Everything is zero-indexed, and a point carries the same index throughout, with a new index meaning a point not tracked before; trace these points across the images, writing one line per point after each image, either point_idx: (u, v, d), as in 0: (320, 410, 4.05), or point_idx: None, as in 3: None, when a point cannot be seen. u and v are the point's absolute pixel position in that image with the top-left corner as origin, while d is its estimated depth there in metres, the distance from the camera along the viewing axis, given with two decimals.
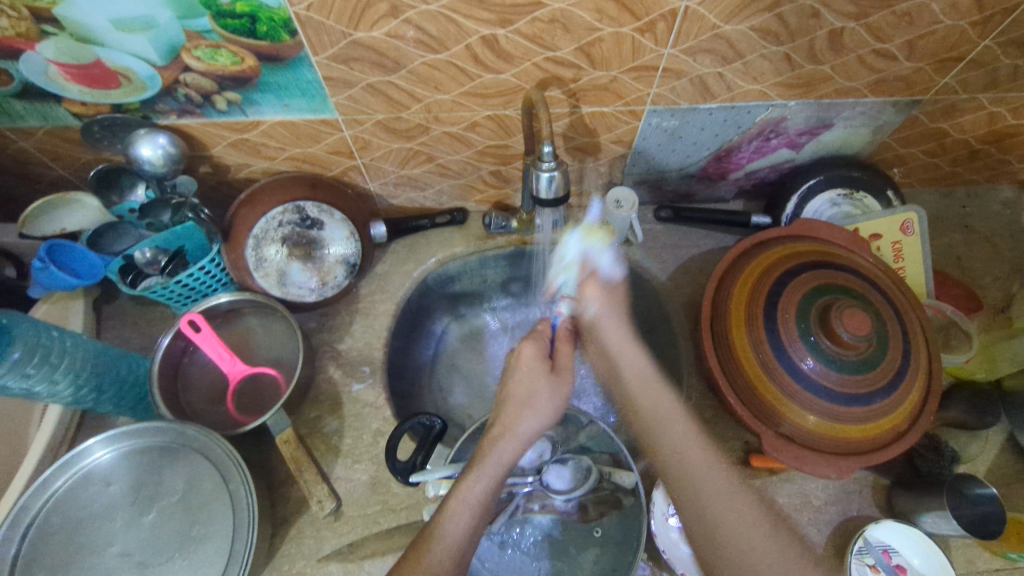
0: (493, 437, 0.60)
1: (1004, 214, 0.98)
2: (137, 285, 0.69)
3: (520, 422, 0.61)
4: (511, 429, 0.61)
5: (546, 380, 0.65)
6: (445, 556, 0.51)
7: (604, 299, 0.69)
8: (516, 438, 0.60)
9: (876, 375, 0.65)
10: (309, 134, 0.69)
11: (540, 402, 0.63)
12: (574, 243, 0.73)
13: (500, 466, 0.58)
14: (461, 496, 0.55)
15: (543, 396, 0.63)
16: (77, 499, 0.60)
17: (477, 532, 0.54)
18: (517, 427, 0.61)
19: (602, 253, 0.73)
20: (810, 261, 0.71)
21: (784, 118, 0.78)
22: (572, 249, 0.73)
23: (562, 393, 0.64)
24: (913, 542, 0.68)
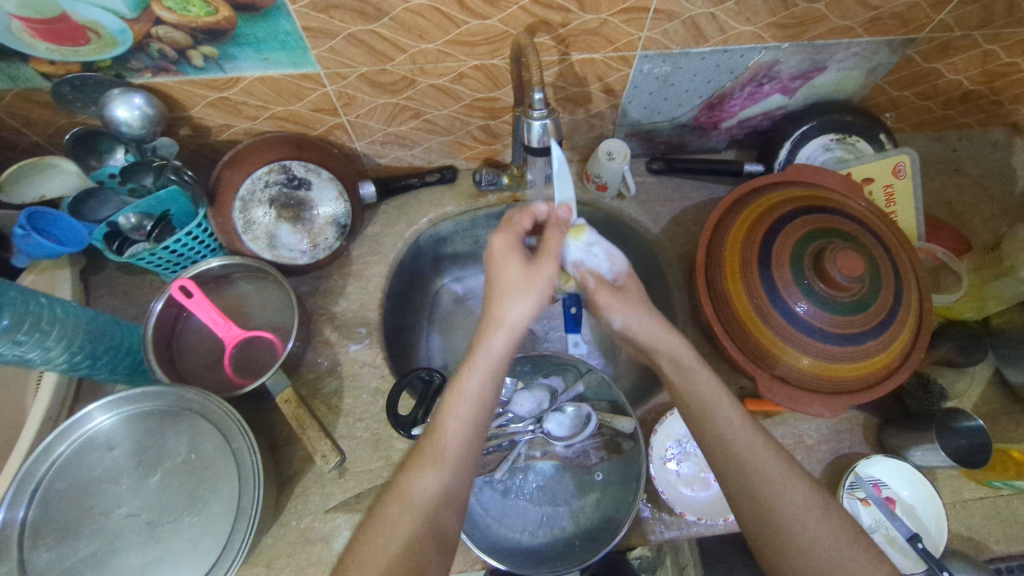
0: (484, 328, 0.60)
1: (995, 156, 0.98)
2: (123, 251, 0.67)
3: (510, 310, 0.60)
4: (501, 317, 0.60)
5: (525, 267, 0.61)
6: (440, 458, 0.54)
7: (621, 304, 0.67)
8: (506, 330, 0.60)
9: (867, 315, 0.66)
10: (291, 90, 0.66)
11: (525, 289, 0.61)
12: (571, 251, 0.69)
13: (495, 360, 0.59)
14: (455, 405, 0.56)
15: (528, 285, 0.61)
16: (82, 463, 0.60)
17: (478, 427, 0.56)
18: (506, 315, 0.60)
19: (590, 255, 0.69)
20: (803, 206, 0.71)
21: (777, 61, 0.76)
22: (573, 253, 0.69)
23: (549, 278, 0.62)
24: (902, 475, 0.71)
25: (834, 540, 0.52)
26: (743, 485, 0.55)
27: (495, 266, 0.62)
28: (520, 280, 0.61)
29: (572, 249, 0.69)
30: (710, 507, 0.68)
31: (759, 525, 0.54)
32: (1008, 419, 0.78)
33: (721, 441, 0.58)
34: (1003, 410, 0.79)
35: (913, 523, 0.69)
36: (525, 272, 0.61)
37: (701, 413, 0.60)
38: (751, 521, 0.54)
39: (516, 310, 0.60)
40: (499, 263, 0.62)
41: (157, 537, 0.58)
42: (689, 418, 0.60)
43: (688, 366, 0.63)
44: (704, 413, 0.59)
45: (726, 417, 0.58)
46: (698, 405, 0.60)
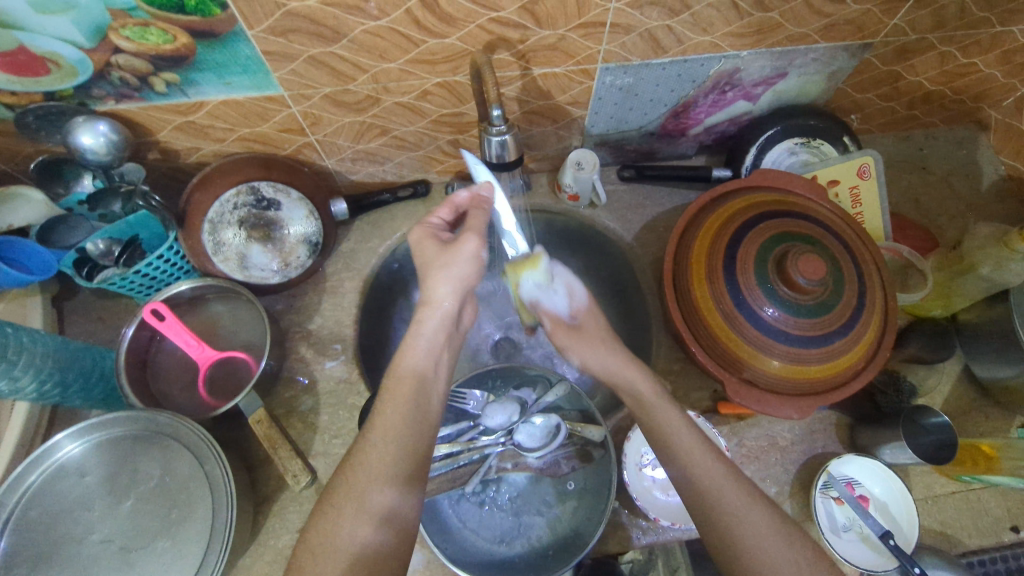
0: (418, 312, 0.63)
1: (961, 153, 1.00)
2: (93, 277, 0.67)
3: (440, 291, 0.63)
4: (431, 298, 0.63)
5: (445, 248, 0.63)
6: (387, 443, 0.54)
7: (576, 344, 0.71)
8: (437, 310, 0.62)
9: (831, 317, 0.67)
10: (256, 112, 0.67)
11: (445, 268, 0.62)
12: (526, 287, 0.69)
13: (432, 341, 0.62)
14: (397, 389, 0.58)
15: (448, 266, 0.62)
16: (54, 491, 0.60)
17: (418, 403, 0.58)
18: (433, 293, 0.62)
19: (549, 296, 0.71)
20: (767, 211, 0.72)
21: (738, 69, 0.78)
22: (529, 286, 0.69)
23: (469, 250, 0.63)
24: (874, 472, 0.72)
25: (801, 544, 0.54)
26: (710, 492, 0.56)
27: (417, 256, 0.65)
28: (438, 262, 0.63)
29: (529, 285, 0.69)
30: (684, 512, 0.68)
31: (726, 532, 0.54)
32: (977, 413, 0.79)
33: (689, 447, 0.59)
34: (972, 405, 0.80)
35: (886, 520, 0.70)
36: (444, 250, 0.63)
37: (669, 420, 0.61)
38: (720, 527, 0.55)
39: (441, 288, 0.62)
40: (419, 252, 0.65)
41: (131, 562, 0.58)
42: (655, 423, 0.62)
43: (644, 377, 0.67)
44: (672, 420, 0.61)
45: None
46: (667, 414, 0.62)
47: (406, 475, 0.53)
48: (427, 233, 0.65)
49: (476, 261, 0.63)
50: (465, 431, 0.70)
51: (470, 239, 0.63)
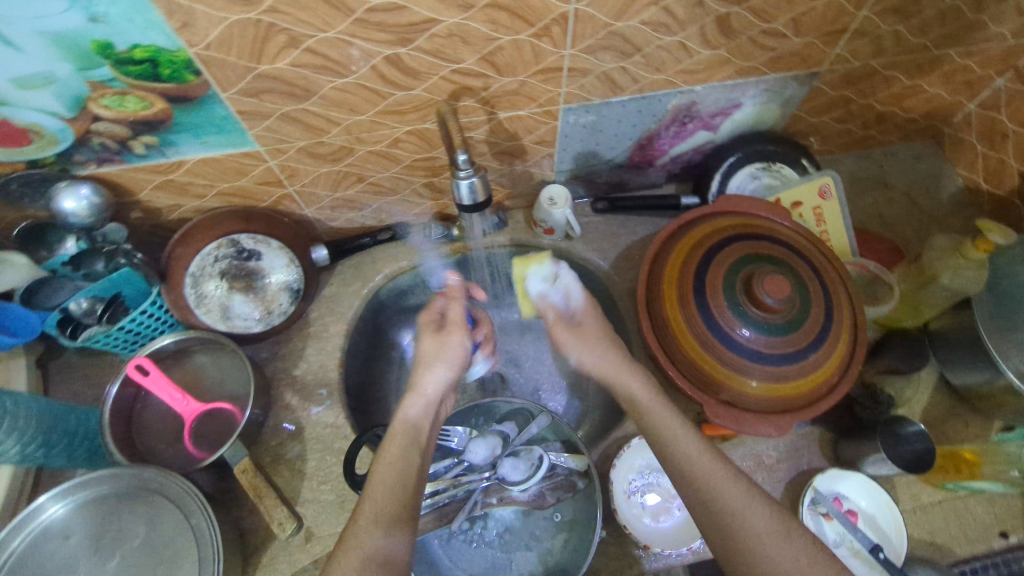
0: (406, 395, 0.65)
1: (919, 168, 1.04)
2: (77, 335, 0.70)
3: (430, 379, 0.66)
4: (419, 386, 0.66)
5: (432, 338, 0.68)
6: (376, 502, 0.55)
7: (576, 341, 0.72)
8: (423, 395, 0.65)
9: (801, 335, 0.69)
10: (234, 168, 0.70)
11: (437, 356, 0.67)
12: (532, 283, 0.78)
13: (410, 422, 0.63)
14: (387, 456, 0.59)
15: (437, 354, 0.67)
16: (37, 556, 0.59)
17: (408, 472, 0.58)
18: (423, 381, 0.66)
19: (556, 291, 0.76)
20: (731, 234, 0.75)
21: (694, 102, 0.82)
22: (536, 287, 0.78)
23: (452, 343, 0.68)
24: (858, 486, 0.73)
25: None
26: None
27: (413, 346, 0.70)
28: (432, 351, 0.67)
29: (534, 281, 0.78)
30: (673, 537, 0.68)
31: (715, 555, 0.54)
32: (956, 420, 0.81)
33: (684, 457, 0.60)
34: (950, 412, 0.81)
35: (875, 532, 0.70)
36: (435, 340, 0.68)
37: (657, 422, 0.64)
38: None
39: (435, 374, 0.66)
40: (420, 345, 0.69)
41: None
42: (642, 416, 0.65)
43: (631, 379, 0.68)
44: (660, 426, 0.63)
45: (670, 445, 0.61)
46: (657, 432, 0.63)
47: (393, 535, 0.54)
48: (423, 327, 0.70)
49: (462, 350, 0.68)
50: (450, 467, 0.71)
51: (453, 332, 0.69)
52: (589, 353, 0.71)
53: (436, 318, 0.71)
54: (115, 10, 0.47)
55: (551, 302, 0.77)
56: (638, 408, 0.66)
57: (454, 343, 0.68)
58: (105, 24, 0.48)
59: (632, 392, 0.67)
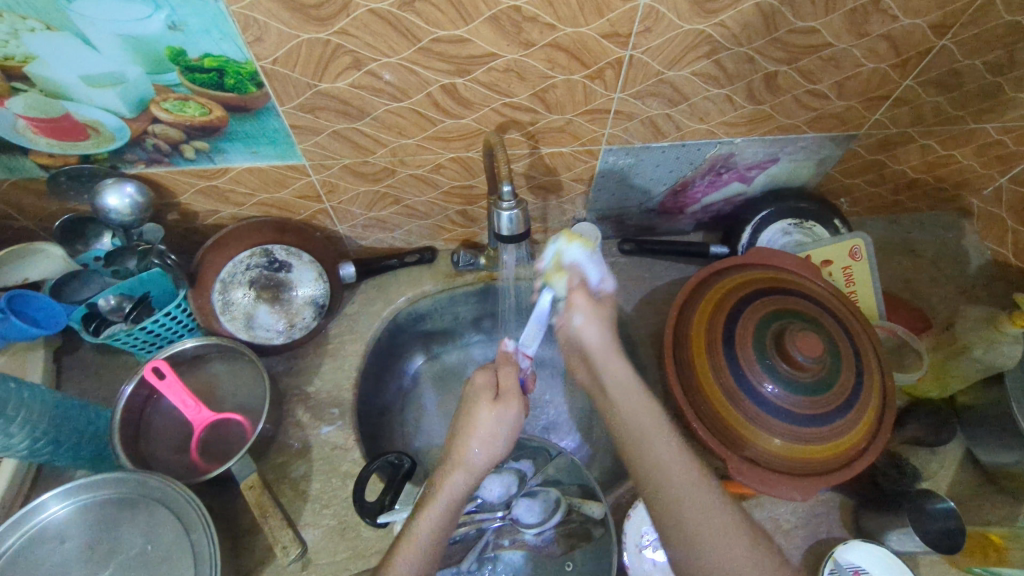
0: (445, 469, 0.61)
1: (947, 237, 1.04)
2: (100, 332, 0.69)
3: (473, 452, 0.62)
4: (464, 459, 0.61)
5: (487, 404, 0.63)
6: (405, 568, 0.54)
7: (594, 311, 0.72)
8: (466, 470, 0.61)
9: (831, 396, 0.68)
10: (276, 179, 0.70)
11: (489, 429, 0.62)
12: (570, 255, 0.71)
13: (453, 499, 0.60)
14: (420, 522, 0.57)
15: (489, 424, 0.62)
16: (30, 557, 0.57)
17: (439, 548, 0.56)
18: (466, 457, 0.61)
19: (587, 262, 0.72)
20: (762, 288, 0.75)
21: (732, 154, 0.83)
22: (569, 255, 0.71)
23: (509, 419, 0.63)
24: (882, 561, 0.69)
25: None
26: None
27: (461, 408, 0.65)
28: (485, 420, 0.62)
29: (573, 252, 0.71)
30: None
31: None
32: (982, 500, 0.78)
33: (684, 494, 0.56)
34: (977, 490, 0.79)
35: None
36: (490, 409, 0.63)
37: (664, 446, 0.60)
38: None
39: (484, 450, 0.62)
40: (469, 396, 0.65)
41: None
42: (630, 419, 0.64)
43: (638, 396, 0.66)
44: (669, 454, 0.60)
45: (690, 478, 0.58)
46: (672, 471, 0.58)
47: None
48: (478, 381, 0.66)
49: (514, 429, 0.63)
50: None
51: (510, 407, 0.63)
52: (588, 317, 0.71)
53: (491, 384, 0.65)
54: (195, 19, 0.49)
55: (583, 275, 0.72)
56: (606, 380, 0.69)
57: (514, 412, 0.63)
58: (182, 33, 0.50)
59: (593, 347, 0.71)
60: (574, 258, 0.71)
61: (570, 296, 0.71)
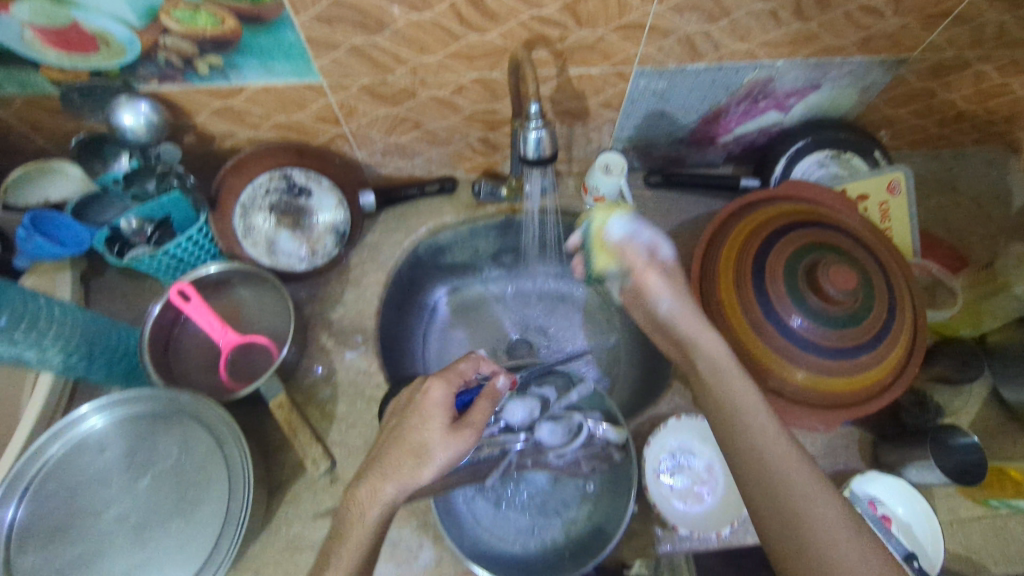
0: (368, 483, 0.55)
1: (991, 174, 0.98)
2: (124, 254, 0.69)
3: (412, 471, 0.55)
4: (394, 474, 0.55)
5: (442, 428, 0.57)
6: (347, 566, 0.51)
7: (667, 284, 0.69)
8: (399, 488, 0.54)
9: (861, 330, 0.66)
10: (294, 100, 0.68)
11: (431, 452, 0.56)
12: (613, 228, 0.74)
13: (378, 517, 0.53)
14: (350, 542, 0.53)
15: (434, 448, 0.56)
16: (74, 465, 0.59)
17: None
18: (404, 475, 0.55)
19: (648, 236, 0.73)
20: (796, 221, 0.72)
21: (772, 79, 0.78)
22: (620, 228, 0.74)
23: (456, 453, 0.56)
24: (897, 492, 0.71)
25: None
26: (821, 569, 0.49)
27: (408, 412, 0.59)
28: (434, 442, 0.56)
29: (615, 225, 0.74)
30: (704, 518, 0.66)
31: None
32: (1004, 437, 0.77)
33: (809, 533, 0.50)
34: (1000, 428, 0.78)
35: (908, 540, 0.68)
36: (444, 435, 0.57)
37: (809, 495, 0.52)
38: None
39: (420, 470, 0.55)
40: (424, 407, 0.58)
41: (144, 541, 0.57)
42: (755, 459, 0.55)
43: (773, 429, 0.56)
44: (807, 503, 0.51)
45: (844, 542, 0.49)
46: (805, 505, 0.51)
47: None
48: (439, 389, 0.60)
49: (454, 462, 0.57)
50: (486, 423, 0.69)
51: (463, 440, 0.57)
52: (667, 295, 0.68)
53: (447, 407, 0.58)
54: None
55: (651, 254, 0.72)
56: (720, 373, 0.61)
57: (463, 445, 0.58)
58: None
59: (712, 352, 0.62)
60: (623, 233, 0.74)
61: (644, 276, 0.70)
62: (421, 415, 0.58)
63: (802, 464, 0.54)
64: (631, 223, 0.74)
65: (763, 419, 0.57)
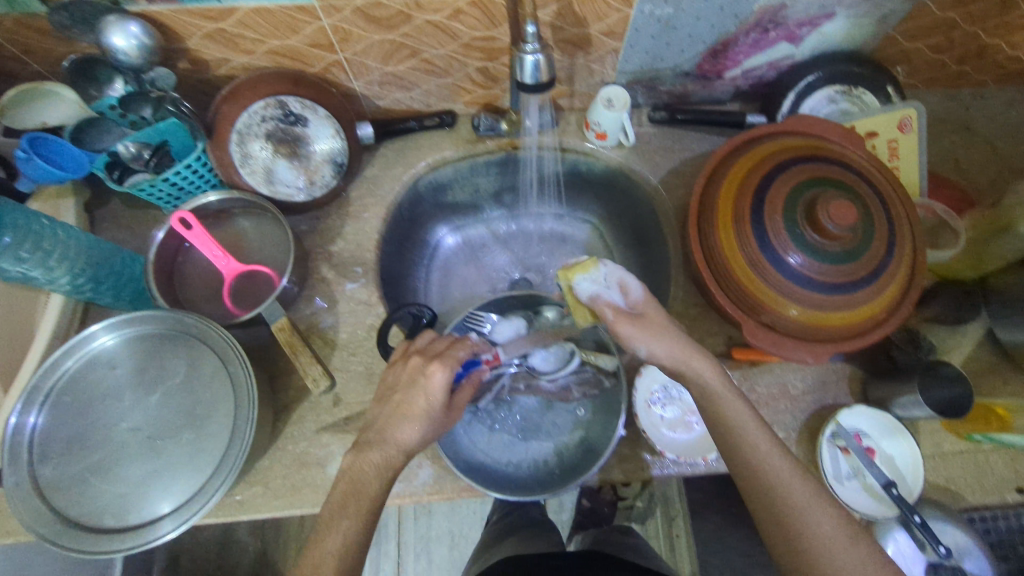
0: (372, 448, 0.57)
1: (1010, 114, 0.95)
2: (124, 180, 0.69)
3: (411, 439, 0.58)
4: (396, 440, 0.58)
5: (437, 413, 0.59)
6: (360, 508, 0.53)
7: (645, 335, 0.62)
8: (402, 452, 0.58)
9: (857, 266, 0.66)
10: (286, 23, 0.66)
11: (422, 431, 0.59)
12: (581, 288, 0.66)
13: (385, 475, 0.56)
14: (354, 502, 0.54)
15: (425, 428, 0.59)
16: (88, 379, 0.62)
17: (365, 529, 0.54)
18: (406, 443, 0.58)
19: (621, 280, 0.65)
20: (798, 155, 0.71)
21: (784, 6, 0.74)
22: (591, 288, 0.66)
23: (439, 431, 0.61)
24: (884, 426, 0.73)
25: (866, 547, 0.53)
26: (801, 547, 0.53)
27: (406, 386, 0.60)
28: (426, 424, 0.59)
29: (582, 285, 0.66)
30: (692, 447, 0.68)
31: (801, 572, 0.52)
32: (995, 376, 0.78)
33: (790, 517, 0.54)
34: (992, 367, 0.79)
35: (891, 471, 0.71)
36: (435, 417, 0.59)
37: (803, 506, 0.54)
38: None
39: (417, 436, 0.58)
40: (420, 387, 0.59)
41: (156, 450, 0.60)
42: (745, 464, 0.56)
43: (764, 439, 0.57)
44: (802, 512, 0.53)
45: (836, 549, 0.52)
46: (785, 489, 0.55)
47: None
48: (440, 368, 0.60)
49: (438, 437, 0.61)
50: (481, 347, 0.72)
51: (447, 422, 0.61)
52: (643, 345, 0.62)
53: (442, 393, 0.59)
54: None
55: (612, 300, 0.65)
56: (711, 399, 0.59)
57: (448, 424, 0.62)
58: None
59: (704, 378, 0.60)
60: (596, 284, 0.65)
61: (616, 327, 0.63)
62: (418, 391, 0.59)
63: (779, 454, 0.56)
64: (598, 275, 0.66)
65: (753, 426, 0.58)
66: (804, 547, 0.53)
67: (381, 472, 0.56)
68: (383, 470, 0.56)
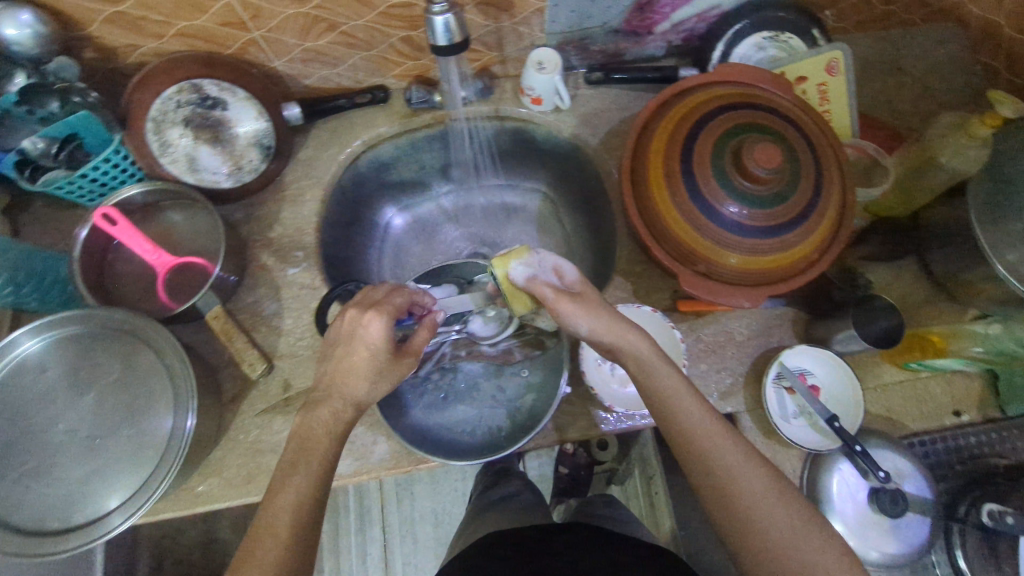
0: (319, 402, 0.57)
1: (939, 52, 0.96)
2: (37, 179, 0.66)
3: (360, 392, 0.58)
4: (344, 393, 0.57)
5: (380, 365, 0.58)
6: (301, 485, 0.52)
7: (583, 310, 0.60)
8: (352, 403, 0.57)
9: (786, 208, 0.67)
10: (191, 2, 0.64)
11: (373, 381, 0.58)
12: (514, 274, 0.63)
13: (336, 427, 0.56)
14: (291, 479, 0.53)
15: (372, 383, 0.58)
16: (18, 383, 0.61)
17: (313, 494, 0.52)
18: (355, 397, 0.57)
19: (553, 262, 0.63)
20: (724, 103, 0.71)
21: None
22: (524, 270, 0.62)
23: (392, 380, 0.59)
24: (827, 364, 0.74)
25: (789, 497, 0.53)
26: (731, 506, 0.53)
27: (343, 341, 0.58)
28: (369, 379, 0.58)
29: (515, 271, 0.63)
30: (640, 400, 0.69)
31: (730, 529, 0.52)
32: (932, 308, 0.81)
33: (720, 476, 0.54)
34: (928, 299, 0.81)
35: (833, 406, 0.73)
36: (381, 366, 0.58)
37: (724, 458, 0.54)
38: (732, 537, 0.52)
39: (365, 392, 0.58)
40: (358, 335, 0.58)
41: (96, 449, 0.60)
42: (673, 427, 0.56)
43: (689, 398, 0.57)
44: (727, 468, 0.53)
45: (761, 504, 0.52)
46: (713, 450, 0.54)
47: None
48: (378, 317, 0.58)
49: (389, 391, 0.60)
50: None
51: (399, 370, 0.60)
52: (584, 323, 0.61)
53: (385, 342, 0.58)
54: None
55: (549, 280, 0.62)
56: (638, 362, 0.59)
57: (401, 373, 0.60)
58: None
59: (631, 343, 0.60)
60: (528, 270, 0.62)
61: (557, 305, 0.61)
62: (357, 341, 0.58)
63: (705, 414, 0.56)
64: (532, 259, 0.63)
65: (680, 389, 0.57)
66: (731, 500, 0.53)
67: (329, 426, 0.56)
68: (331, 423, 0.56)
